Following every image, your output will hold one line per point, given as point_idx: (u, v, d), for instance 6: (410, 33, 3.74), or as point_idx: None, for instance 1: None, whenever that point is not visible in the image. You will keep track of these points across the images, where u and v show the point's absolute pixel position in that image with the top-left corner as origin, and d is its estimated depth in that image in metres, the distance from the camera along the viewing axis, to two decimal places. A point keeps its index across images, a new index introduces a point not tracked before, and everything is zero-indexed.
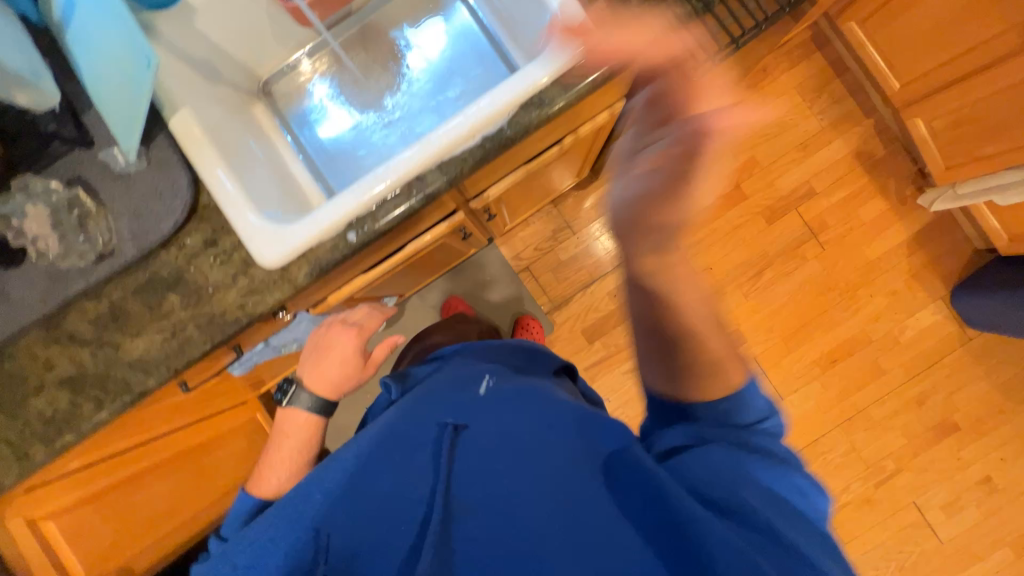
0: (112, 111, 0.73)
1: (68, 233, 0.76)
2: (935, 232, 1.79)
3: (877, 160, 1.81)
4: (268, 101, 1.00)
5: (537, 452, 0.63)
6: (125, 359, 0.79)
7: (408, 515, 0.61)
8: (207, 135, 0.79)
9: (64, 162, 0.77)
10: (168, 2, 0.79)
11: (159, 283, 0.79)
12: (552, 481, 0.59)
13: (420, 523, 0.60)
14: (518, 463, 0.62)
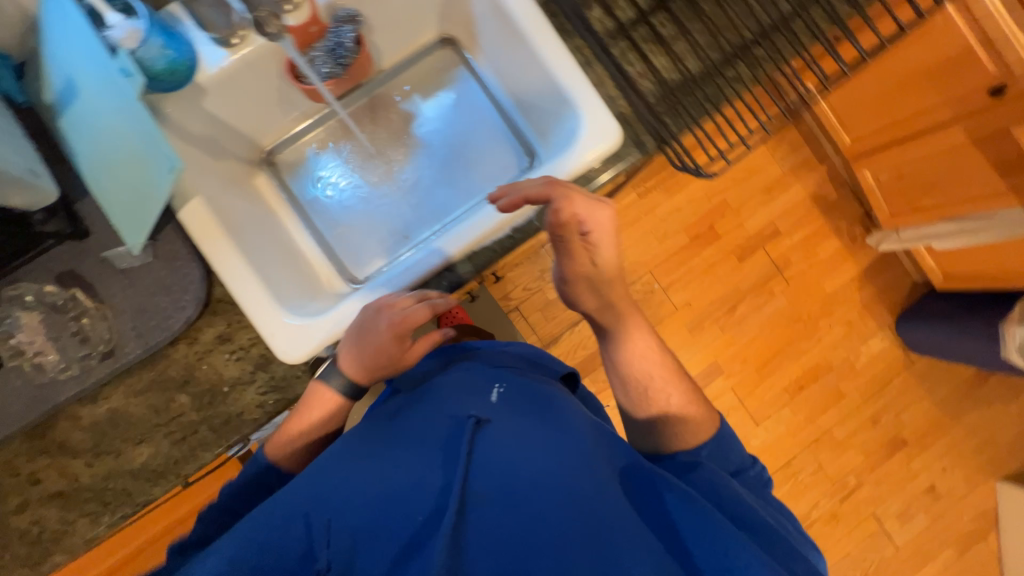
0: (117, 209, 0.69)
1: (64, 337, 0.69)
2: (881, 266, 1.97)
3: (833, 202, 1.93)
4: (272, 170, 0.95)
5: (575, 466, 0.54)
6: (127, 468, 0.72)
7: (415, 515, 0.50)
8: (219, 221, 0.74)
9: (54, 258, 0.70)
10: (177, 86, 0.73)
11: (167, 383, 0.73)
12: (582, 479, 0.52)
13: (428, 522, 0.49)
14: (543, 457, 0.54)
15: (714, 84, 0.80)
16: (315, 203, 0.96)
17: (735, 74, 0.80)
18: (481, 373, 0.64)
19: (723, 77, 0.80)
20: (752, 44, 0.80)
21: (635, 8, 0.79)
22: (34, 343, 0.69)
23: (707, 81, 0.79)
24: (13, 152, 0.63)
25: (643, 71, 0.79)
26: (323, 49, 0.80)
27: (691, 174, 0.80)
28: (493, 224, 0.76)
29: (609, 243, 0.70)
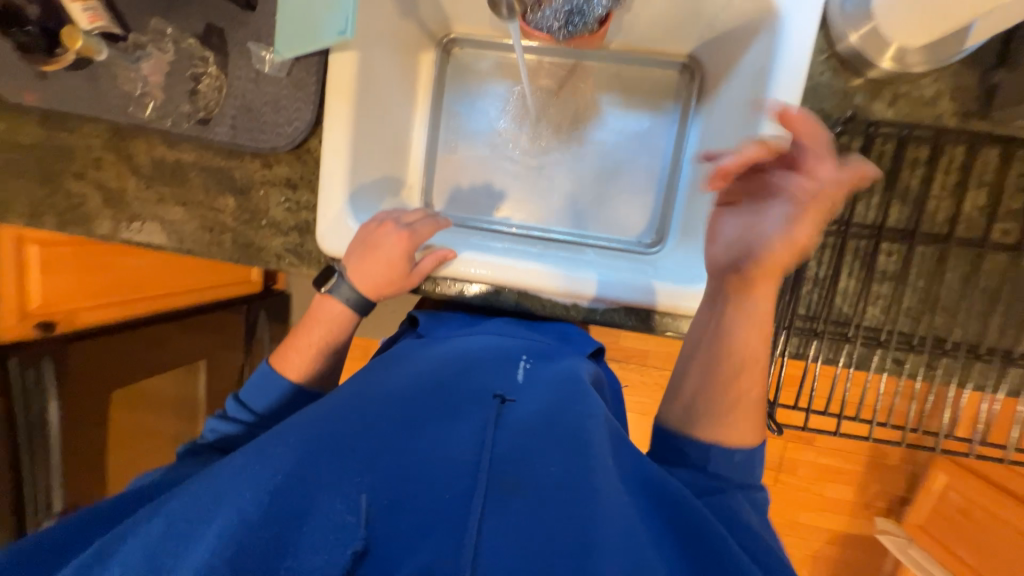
0: (288, 12, 0.66)
1: (179, 85, 0.71)
2: (864, 546, 1.79)
3: (886, 465, 1.69)
4: (441, 56, 0.89)
5: (595, 461, 0.46)
6: (159, 213, 0.79)
7: (441, 481, 0.44)
8: (358, 88, 0.71)
9: (217, 9, 0.70)
10: None
11: (226, 180, 0.76)
12: (609, 502, 0.43)
13: (445, 495, 0.43)
14: (564, 463, 0.46)
15: (873, 350, 0.66)
16: (453, 117, 0.90)
17: (899, 358, 0.66)
18: (509, 355, 0.63)
19: (889, 352, 0.66)
20: (947, 349, 0.65)
21: (879, 217, 0.64)
22: (148, 81, 0.72)
23: (869, 341, 0.66)
24: None
25: (821, 280, 0.66)
26: (563, 4, 0.67)
27: (760, 403, 0.67)
28: (560, 285, 0.70)
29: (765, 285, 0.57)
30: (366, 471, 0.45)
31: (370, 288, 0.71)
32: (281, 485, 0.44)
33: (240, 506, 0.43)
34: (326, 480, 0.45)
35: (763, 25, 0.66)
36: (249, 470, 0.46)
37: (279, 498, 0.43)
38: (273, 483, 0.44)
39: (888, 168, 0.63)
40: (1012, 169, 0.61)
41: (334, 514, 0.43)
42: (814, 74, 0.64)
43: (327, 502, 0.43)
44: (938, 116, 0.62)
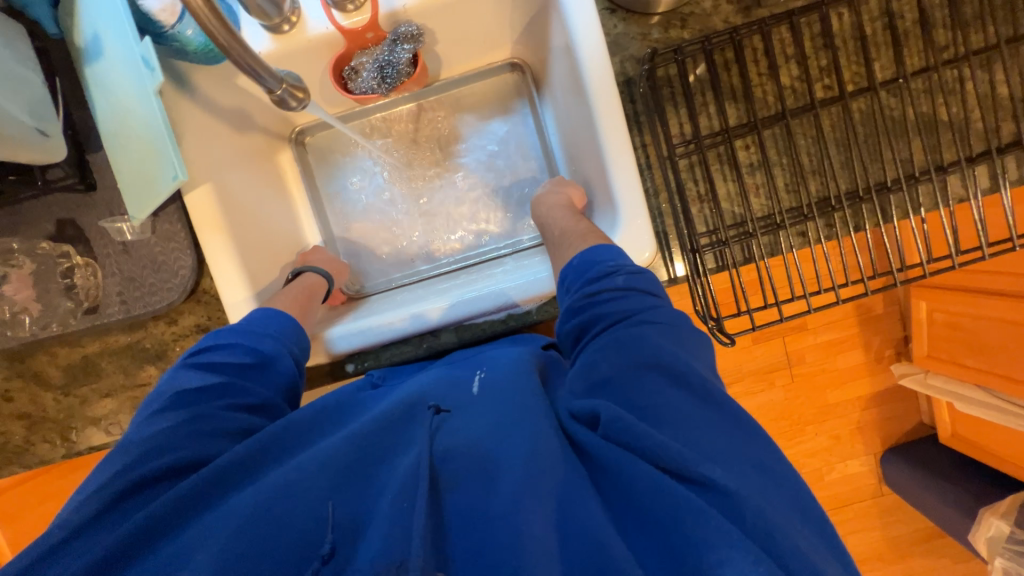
0: (120, 173, 0.65)
1: (50, 288, 0.70)
2: (895, 396, 1.83)
3: (874, 316, 1.74)
4: (296, 147, 0.91)
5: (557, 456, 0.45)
6: (90, 414, 0.77)
7: (385, 513, 0.43)
8: (223, 214, 0.72)
9: (54, 203, 0.69)
10: (217, 61, 0.69)
11: (140, 353, 0.75)
12: (566, 499, 0.43)
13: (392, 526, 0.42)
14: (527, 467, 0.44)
15: (776, 233, 0.70)
16: (332, 199, 0.93)
17: (802, 232, 0.71)
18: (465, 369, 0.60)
19: (787, 229, 0.70)
20: (834, 205, 0.70)
21: (722, 121, 0.69)
22: (19, 299, 0.70)
23: (767, 229, 0.70)
24: (22, 109, 0.58)
25: (703, 195, 0.70)
26: (373, 62, 0.71)
27: (706, 325, 0.70)
28: (490, 305, 0.72)
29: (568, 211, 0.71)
30: (331, 490, 0.46)
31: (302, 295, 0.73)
32: (244, 524, 0.44)
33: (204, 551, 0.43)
34: (304, 507, 0.45)
35: (552, 6, 0.70)
36: (215, 518, 0.45)
37: (241, 541, 0.43)
38: (231, 529, 0.43)
39: (708, 79, 0.69)
40: (805, 34, 0.68)
41: (303, 533, 0.44)
42: (610, 29, 0.70)
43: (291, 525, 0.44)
44: (725, 20, 0.68)
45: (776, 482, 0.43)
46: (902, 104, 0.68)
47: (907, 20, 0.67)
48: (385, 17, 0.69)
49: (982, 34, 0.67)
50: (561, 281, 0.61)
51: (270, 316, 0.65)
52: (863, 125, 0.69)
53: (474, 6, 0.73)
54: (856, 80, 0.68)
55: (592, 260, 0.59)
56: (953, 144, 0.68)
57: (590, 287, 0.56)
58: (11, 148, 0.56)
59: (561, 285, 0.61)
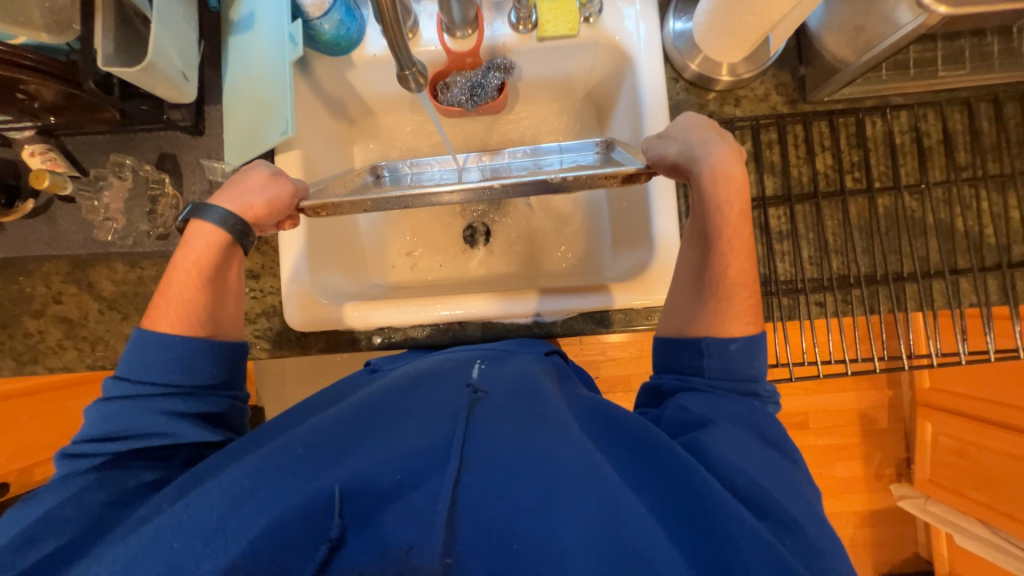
0: (234, 126, 0.76)
1: (137, 209, 0.77)
2: (893, 518, 1.76)
3: (879, 429, 1.71)
4: (372, 142, 1.00)
5: (569, 444, 0.48)
6: (125, 332, 0.81)
7: (411, 471, 0.47)
8: (305, 178, 0.80)
9: (164, 138, 0.78)
10: (335, 55, 0.80)
11: None
12: (579, 481, 0.45)
13: (420, 486, 0.46)
14: (542, 454, 0.47)
15: (795, 299, 0.76)
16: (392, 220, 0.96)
17: (819, 304, 0.76)
18: (469, 358, 0.64)
19: (807, 297, 0.75)
20: (853, 285, 0.75)
21: (760, 189, 0.77)
22: (107, 211, 0.77)
23: (787, 292, 0.76)
24: (177, 54, 0.68)
25: None
26: (466, 82, 0.84)
27: None
28: (522, 309, 0.76)
29: (733, 256, 0.59)
30: (336, 471, 0.46)
31: (217, 236, 0.60)
32: (241, 497, 0.44)
33: (193, 526, 0.42)
34: (299, 487, 0.45)
35: (626, 67, 0.81)
36: (215, 485, 0.45)
37: (235, 513, 0.43)
38: (264, 459, 0.47)
39: (751, 151, 0.78)
40: (842, 133, 0.77)
41: (305, 514, 0.44)
42: (673, 94, 0.81)
43: (287, 501, 0.44)
44: (773, 107, 0.78)
45: (766, 465, 0.48)
46: (922, 209, 0.76)
47: (933, 138, 0.76)
48: (485, 49, 0.82)
49: (999, 163, 0.75)
50: (703, 348, 0.56)
51: (154, 349, 0.55)
52: (887, 221, 0.77)
53: (560, 55, 0.84)
54: (883, 180, 0.77)
55: (748, 358, 0.56)
56: (966, 251, 0.75)
57: (716, 379, 0.55)
58: (158, 81, 0.66)
59: (699, 354, 0.56)
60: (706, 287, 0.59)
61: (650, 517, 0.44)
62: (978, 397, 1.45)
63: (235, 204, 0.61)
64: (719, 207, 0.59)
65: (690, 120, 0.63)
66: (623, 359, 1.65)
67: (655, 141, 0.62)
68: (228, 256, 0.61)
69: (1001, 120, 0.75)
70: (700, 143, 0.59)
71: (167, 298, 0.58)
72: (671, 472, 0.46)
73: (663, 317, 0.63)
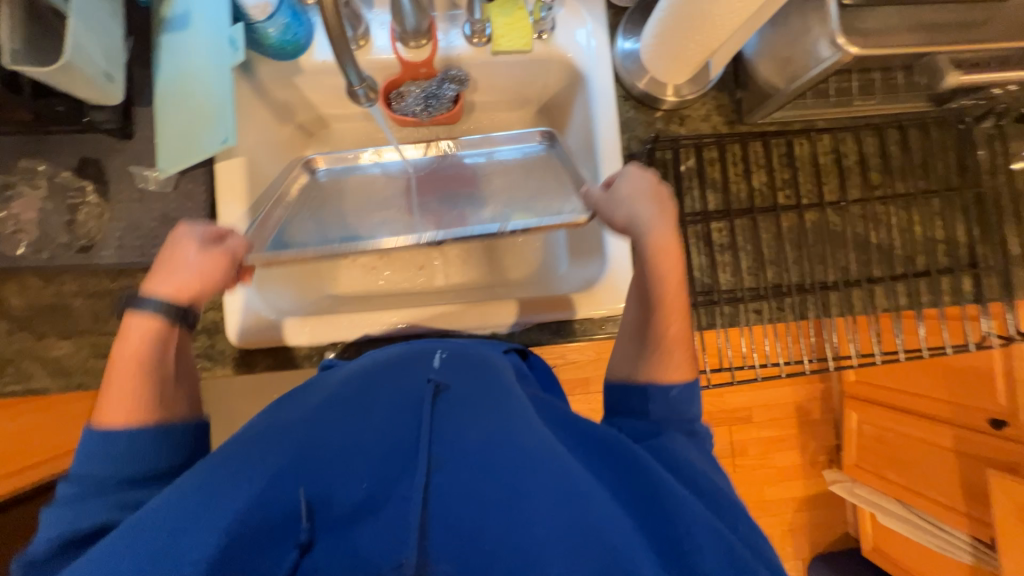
0: (167, 133, 0.71)
1: (54, 219, 0.70)
2: (825, 502, 1.91)
3: (812, 420, 1.86)
4: (323, 149, 0.96)
5: (534, 437, 0.46)
6: (40, 353, 0.73)
7: (374, 472, 0.44)
8: (249, 189, 0.76)
9: (85, 142, 0.72)
10: (280, 59, 0.77)
11: (118, 301, 0.74)
12: (546, 472, 0.43)
13: (384, 485, 0.43)
14: (508, 447, 0.45)
15: (736, 306, 0.81)
16: None
17: (761, 308, 0.81)
18: (426, 348, 0.62)
19: (747, 304, 0.81)
20: (785, 292, 0.82)
21: (703, 205, 0.82)
22: (17, 222, 0.69)
23: (728, 301, 0.81)
24: (99, 52, 0.63)
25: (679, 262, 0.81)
26: (421, 92, 0.82)
27: None
28: (480, 320, 0.77)
29: (676, 311, 0.61)
30: (291, 481, 0.43)
31: (158, 325, 0.54)
32: (189, 512, 0.39)
33: (136, 545, 0.37)
34: (255, 495, 0.41)
35: (578, 84, 0.84)
36: (157, 505, 0.40)
37: (181, 531, 0.38)
38: (205, 475, 0.42)
39: (695, 169, 0.83)
40: (775, 152, 0.83)
41: (268, 524, 0.40)
42: (623, 112, 0.84)
43: (237, 509, 0.39)
44: (715, 126, 0.84)
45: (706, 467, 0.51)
46: (844, 222, 0.84)
47: (851, 159, 0.84)
48: (440, 59, 0.81)
49: (905, 182, 0.84)
50: (648, 393, 0.57)
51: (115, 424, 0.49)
52: (814, 232, 0.84)
53: (514, 68, 0.85)
54: (810, 196, 0.84)
55: (689, 403, 0.57)
56: (879, 262, 0.83)
57: (660, 416, 0.56)
58: (77, 81, 0.61)
59: (646, 399, 0.57)
60: (654, 337, 0.60)
61: (617, 509, 0.43)
62: (898, 389, 1.59)
63: (169, 286, 0.55)
64: (662, 277, 0.60)
65: (635, 177, 0.64)
66: (581, 361, 1.69)
67: (605, 198, 0.64)
68: (168, 344, 0.55)
69: (906, 144, 0.84)
70: (637, 221, 0.61)
71: (107, 397, 0.51)
72: (628, 467, 0.47)
73: (613, 360, 0.64)
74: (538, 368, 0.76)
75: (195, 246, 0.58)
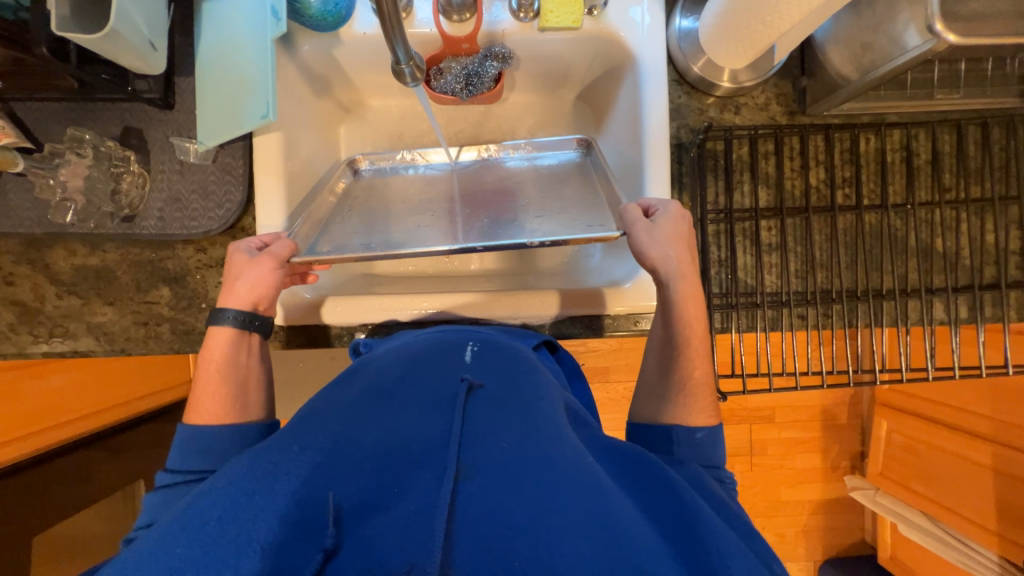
0: (208, 104, 0.70)
1: (99, 188, 0.71)
2: (843, 507, 1.87)
3: (838, 425, 1.81)
4: (357, 125, 0.95)
5: (566, 449, 0.45)
6: (86, 318, 0.76)
7: (405, 474, 0.43)
8: (286, 164, 0.75)
9: (129, 111, 0.72)
10: (321, 31, 0.75)
11: (159, 272, 0.76)
12: (576, 488, 0.41)
13: (413, 488, 0.42)
14: (540, 459, 0.44)
15: (781, 311, 0.77)
16: None
17: (806, 315, 0.77)
18: (458, 342, 0.61)
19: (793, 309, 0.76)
20: (835, 298, 0.77)
21: (753, 201, 0.77)
22: (65, 189, 0.71)
23: (773, 304, 0.77)
24: (143, 20, 0.62)
25: (724, 260, 0.77)
26: (461, 69, 0.79)
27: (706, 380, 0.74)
28: (511, 310, 0.75)
29: (699, 357, 0.62)
30: (323, 479, 0.42)
31: (233, 337, 0.62)
32: (231, 503, 0.40)
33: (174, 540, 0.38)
34: (293, 488, 0.41)
35: (627, 66, 0.79)
36: (200, 497, 0.41)
37: (223, 523, 0.39)
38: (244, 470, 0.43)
39: (748, 161, 0.77)
40: (837, 147, 0.77)
41: (301, 521, 0.39)
42: (674, 97, 0.79)
43: (276, 501, 0.40)
44: (772, 116, 0.78)
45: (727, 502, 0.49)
46: (907, 227, 0.78)
47: (922, 158, 0.77)
48: (483, 34, 0.77)
49: (981, 186, 0.77)
50: (673, 436, 0.58)
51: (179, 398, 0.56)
52: (873, 236, 0.78)
53: (560, 46, 0.81)
54: (872, 197, 0.78)
55: (711, 451, 0.58)
56: (942, 271, 0.77)
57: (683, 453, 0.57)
58: (122, 49, 0.60)
59: (669, 442, 0.58)
60: (673, 381, 0.62)
61: (649, 529, 0.41)
62: (936, 400, 1.52)
63: (239, 301, 0.63)
64: (687, 323, 0.62)
65: (672, 218, 0.63)
66: (603, 350, 1.67)
67: (645, 226, 0.61)
68: (246, 351, 0.63)
69: (986, 144, 0.77)
70: (668, 266, 0.62)
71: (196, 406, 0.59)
72: (658, 487, 0.45)
73: (634, 401, 0.65)
74: (567, 362, 0.75)
75: (256, 257, 0.63)
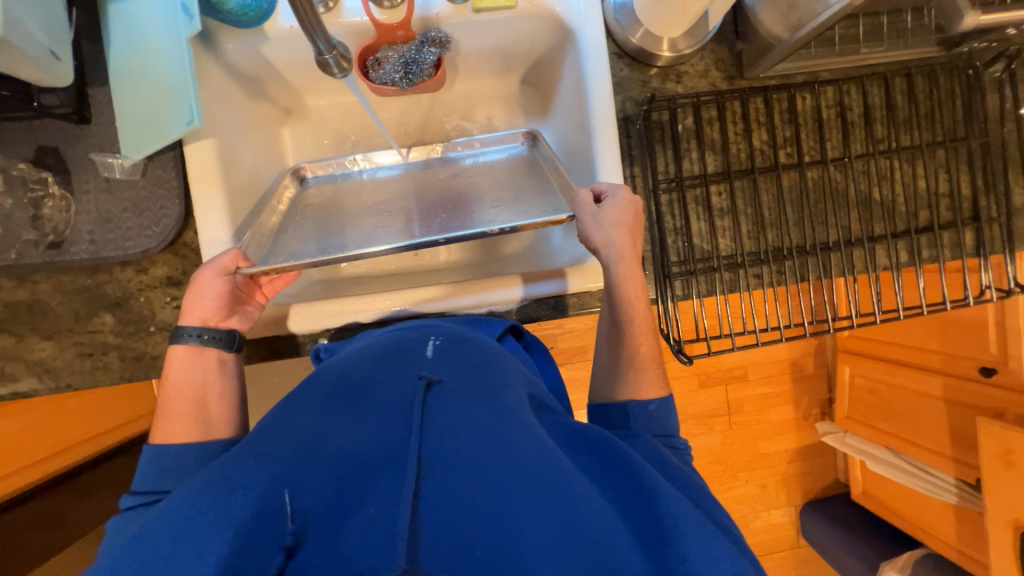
0: (128, 114, 0.66)
1: (17, 214, 0.66)
2: (817, 452, 1.98)
3: (806, 375, 1.90)
4: (300, 125, 0.91)
5: (528, 435, 0.45)
6: (23, 355, 0.71)
7: (368, 477, 0.42)
8: (224, 171, 0.71)
9: (39, 128, 0.66)
10: (244, 27, 0.71)
11: (98, 298, 0.71)
12: (536, 475, 0.42)
13: (376, 491, 0.41)
14: (502, 448, 0.44)
15: (736, 272, 0.79)
16: None
17: (757, 273, 0.80)
18: (419, 336, 0.60)
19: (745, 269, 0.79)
20: (784, 255, 0.80)
21: (701, 167, 0.79)
22: None
23: (729, 266, 0.79)
24: (39, 27, 0.57)
25: (678, 229, 0.79)
26: (398, 57, 0.77)
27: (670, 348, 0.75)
28: (476, 299, 0.74)
29: (646, 333, 0.64)
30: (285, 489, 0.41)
31: (190, 354, 0.62)
32: (186, 523, 0.39)
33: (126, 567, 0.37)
34: (253, 503, 0.40)
35: (567, 42, 0.78)
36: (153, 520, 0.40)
37: (179, 544, 0.38)
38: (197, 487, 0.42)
39: (692, 129, 0.79)
40: (776, 108, 0.80)
41: (263, 536, 0.39)
42: (617, 71, 0.79)
43: (237, 514, 0.39)
44: (713, 83, 0.79)
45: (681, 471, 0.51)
46: (846, 180, 0.81)
47: (855, 112, 0.80)
48: (418, 19, 0.75)
49: (910, 135, 0.81)
50: (628, 412, 0.60)
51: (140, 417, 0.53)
52: (816, 191, 0.81)
53: (498, 27, 0.79)
54: (812, 154, 0.80)
55: (665, 420, 0.60)
56: (881, 219, 0.81)
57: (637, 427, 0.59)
58: (19, 61, 0.56)
59: (625, 417, 0.60)
60: (623, 359, 0.63)
61: (606, 507, 0.42)
62: (892, 342, 1.62)
63: (195, 317, 0.62)
64: (630, 302, 0.63)
65: (616, 205, 0.64)
66: (580, 330, 1.69)
67: (594, 212, 0.61)
68: (208, 368, 0.62)
69: (912, 94, 0.80)
70: (610, 250, 0.62)
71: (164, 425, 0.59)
72: (616, 466, 0.45)
73: (593, 379, 0.66)
74: (536, 344, 0.75)
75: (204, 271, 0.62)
